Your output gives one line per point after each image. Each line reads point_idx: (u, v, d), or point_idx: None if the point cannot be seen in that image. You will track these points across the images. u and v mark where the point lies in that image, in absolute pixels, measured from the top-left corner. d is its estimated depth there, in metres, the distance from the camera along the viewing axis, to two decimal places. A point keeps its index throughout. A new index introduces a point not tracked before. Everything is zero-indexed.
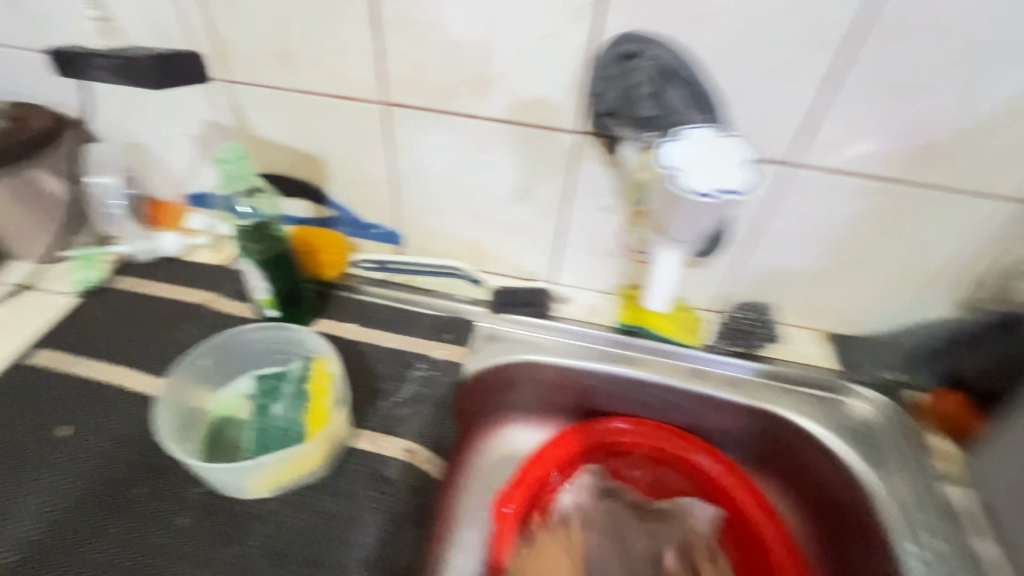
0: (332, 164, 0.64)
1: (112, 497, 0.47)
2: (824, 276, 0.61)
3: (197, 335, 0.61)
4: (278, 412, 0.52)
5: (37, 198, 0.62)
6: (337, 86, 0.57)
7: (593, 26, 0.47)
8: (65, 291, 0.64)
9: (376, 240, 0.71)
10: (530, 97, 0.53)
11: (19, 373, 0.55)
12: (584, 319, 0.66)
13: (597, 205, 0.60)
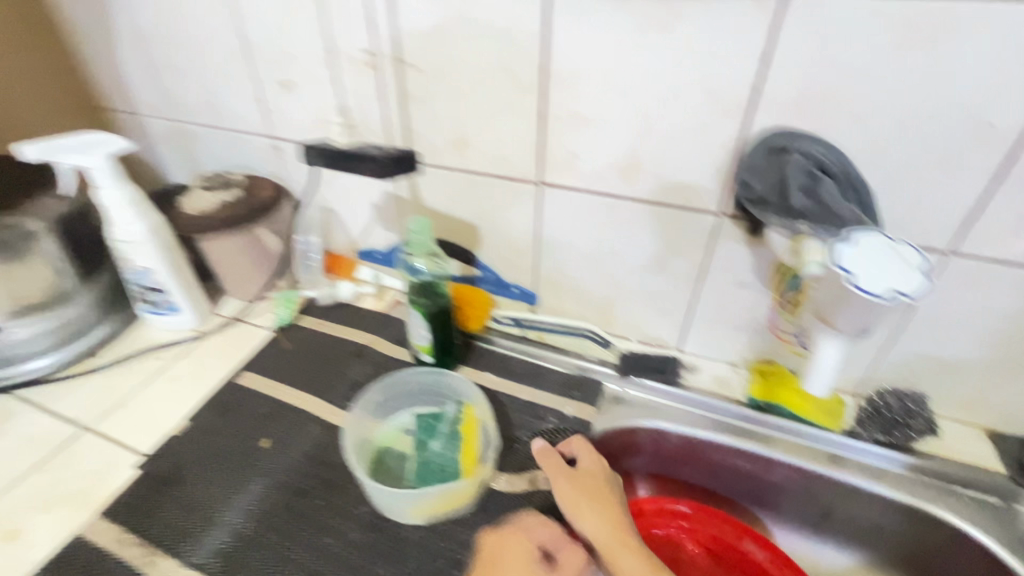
0: (486, 231, 0.74)
1: (300, 506, 0.56)
2: (990, 371, 0.57)
3: (365, 372, 0.71)
4: (436, 447, 0.60)
5: (257, 250, 0.77)
6: (502, 168, 0.66)
7: (744, 123, 0.52)
8: (265, 325, 0.78)
9: (514, 299, 0.79)
10: (676, 181, 0.58)
11: (234, 390, 0.68)
12: (712, 390, 0.67)
13: (733, 280, 0.63)
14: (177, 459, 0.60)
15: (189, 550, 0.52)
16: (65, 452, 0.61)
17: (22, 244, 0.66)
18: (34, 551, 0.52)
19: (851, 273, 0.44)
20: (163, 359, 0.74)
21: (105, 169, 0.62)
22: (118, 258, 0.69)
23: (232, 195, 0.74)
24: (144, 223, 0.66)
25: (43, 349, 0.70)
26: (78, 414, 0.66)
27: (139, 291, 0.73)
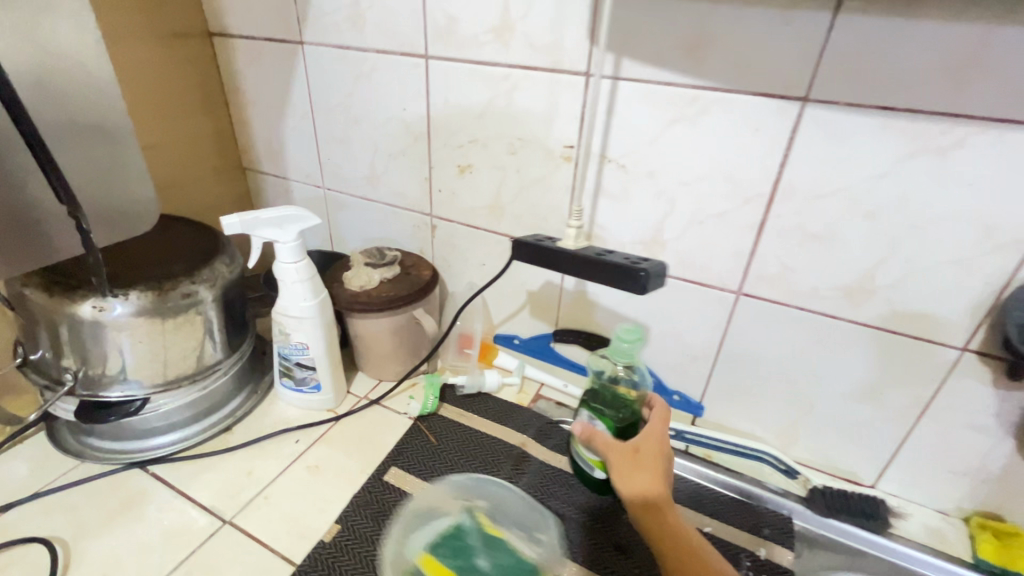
0: (658, 334, 0.69)
1: None
2: None
3: (522, 480, 0.64)
4: (485, 564, 0.52)
5: (407, 330, 0.73)
6: (697, 274, 0.62)
7: (1019, 261, 0.47)
8: (404, 411, 0.73)
9: (675, 409, 0.72)
10: (915, 310, 0.53)
11: (382, 488, 0.62)
12: (928, 544, 0.58)
13: (966, 422, 0.56)
14: (333, 574, 0.53)
15: None
16: (205, 549, 0.55)
17: (190, 314, 0.61)
18: None
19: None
20: (299, 441, 0.68)
21: (291, 246, 0.60)
22: (277, 331, 0.66)
23: (392, 273, 0.72)
24: (314, 299, 0.64)
25: (180, 421, 0.66)
26: (214, 500, 0.60)
27: (286, 365, 0.69)
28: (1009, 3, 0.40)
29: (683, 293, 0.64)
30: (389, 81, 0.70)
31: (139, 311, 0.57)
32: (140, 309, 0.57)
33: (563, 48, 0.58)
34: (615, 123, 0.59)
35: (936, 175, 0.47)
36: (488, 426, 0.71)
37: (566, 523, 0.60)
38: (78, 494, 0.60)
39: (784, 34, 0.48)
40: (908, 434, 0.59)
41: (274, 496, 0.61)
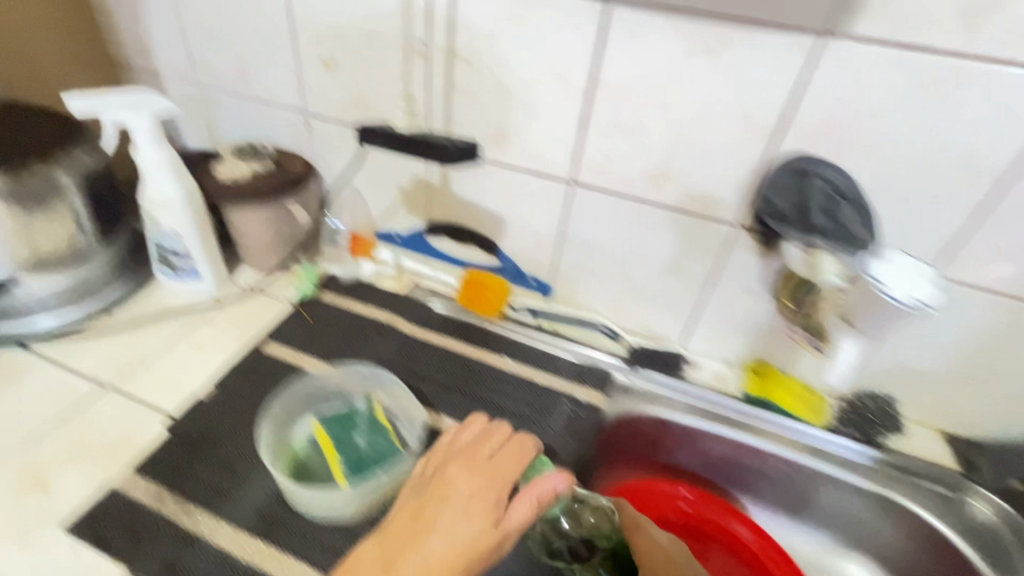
0: (512, 223, 0.77)
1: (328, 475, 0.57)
2: (951, 381, 0.66)
3: (387, 349, 0.73)
4: (361, 442, 0.57)
5: (282, 221, 0.78)
6: (538, 166, 0.70)
7: (770, 146, 0.58)
8: (284, 297, 0.79)
9: (530, 291, 0.83)
10: (700, 192, 0.64)
11: (257, 357, 0.69)
12: (711, 385, 0.74)
13: (740, 286, 0.69)
14: (206, 421, 0.61)
15: (226, 507, 0.53)
16: (87, 409, 0.61)
17: (55, 200, 0.65)
18: (65, 502, 0.52)
19: (887, 284, 0.51)
20: (181, 324, 0.73)
21: (147, 131, 0.62)
22: (147, 219, 0.69)
23: (264, 166, 0.75)
24: (180, 187, 0.67)
25: (57, 306, 0.69)
26: (96, 370, 0.66)
27: (162, 253, 0.73)
28: None
29: (528, 183, 0.73)
30: None
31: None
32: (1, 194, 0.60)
33: None
34: (458, 19, 0.63)
35: (710, 71, 0.56)
36: (363, 308, 0.79)
37: (422, 379, 0.70)
38: None
39: None
40: (702, 299, 0.72)
41: (155, 366, 0.67)
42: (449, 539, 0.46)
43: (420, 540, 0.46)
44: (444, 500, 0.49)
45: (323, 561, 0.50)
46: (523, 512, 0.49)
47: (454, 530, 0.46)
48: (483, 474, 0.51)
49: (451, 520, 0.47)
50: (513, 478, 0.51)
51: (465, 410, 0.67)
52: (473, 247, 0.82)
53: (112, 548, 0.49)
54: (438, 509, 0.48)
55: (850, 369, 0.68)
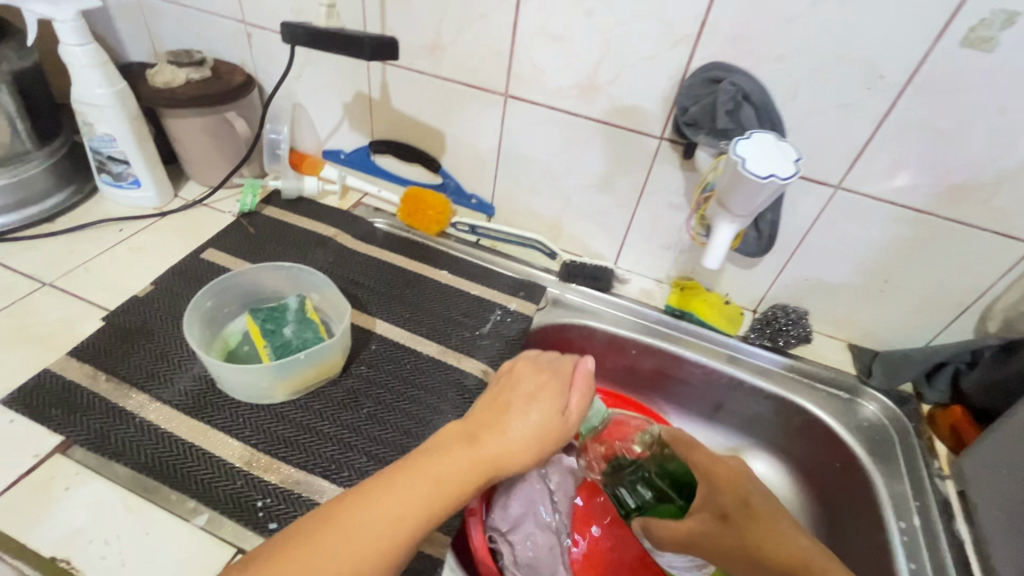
0: (451, 139, 0.78)
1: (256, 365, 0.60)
2: (858, 293, 0.70)
3: (327, 259, 0.76)
4: (289, 332, 0.60)
5: (222, 132, 0.78)
6: (472, 77, 0.71)
7: (689, 55, 0.59)
8: (228, 211, 0.81)
9: (472, 210, 0.85)
10: (627, 104, 0.65)
11: (196, 262, 0.71)
12: (638, 299, 0.78)
13: (667, 202, 0.71)
14: (141, 314, 0.63)
15: (159, 388, 0.56)
16: (26, 303, 0.63)
17: None
18: (2, 381, 0.55)
19: (745, 159, 0.48)
20: (123, 231, 0.75)
21: (70, 27, 0.62)
22: (80, 122, 0.69)
23: (200, 74, 0.75)
24: (110, 88, 0.67)
25: None
26: (36, 270, 0.68)
27: (100, 160, 0.73)
28: None
29: (464, 99, 0.73)
30: None
31: None
32: None
33: None
34: None
35: None
36: (308, 222, 0.81)
37: (358, 286, 0.73)
38: None
39: None
40: (632, 215, 0.75)
41: (95, 267, 0.69)
42: (527, 435, 0.47)
43: (502, 430, 0.46)
44: (526, 402, 0.49)
45: (248, 434, 0.54)
46: (572, 418, 0.50)
47: (527, 426, 0.47)
48: (545, 384, 0.51)
49: (522, 412, 0.48)
50: (567, 387, 0.52)
51: (398, 312, 0.70)
52: (416, 165, 0.83)
53: (45, 420, 0.52)
54: (519, 407, 0.48)
55: (725, 243, 0.56)
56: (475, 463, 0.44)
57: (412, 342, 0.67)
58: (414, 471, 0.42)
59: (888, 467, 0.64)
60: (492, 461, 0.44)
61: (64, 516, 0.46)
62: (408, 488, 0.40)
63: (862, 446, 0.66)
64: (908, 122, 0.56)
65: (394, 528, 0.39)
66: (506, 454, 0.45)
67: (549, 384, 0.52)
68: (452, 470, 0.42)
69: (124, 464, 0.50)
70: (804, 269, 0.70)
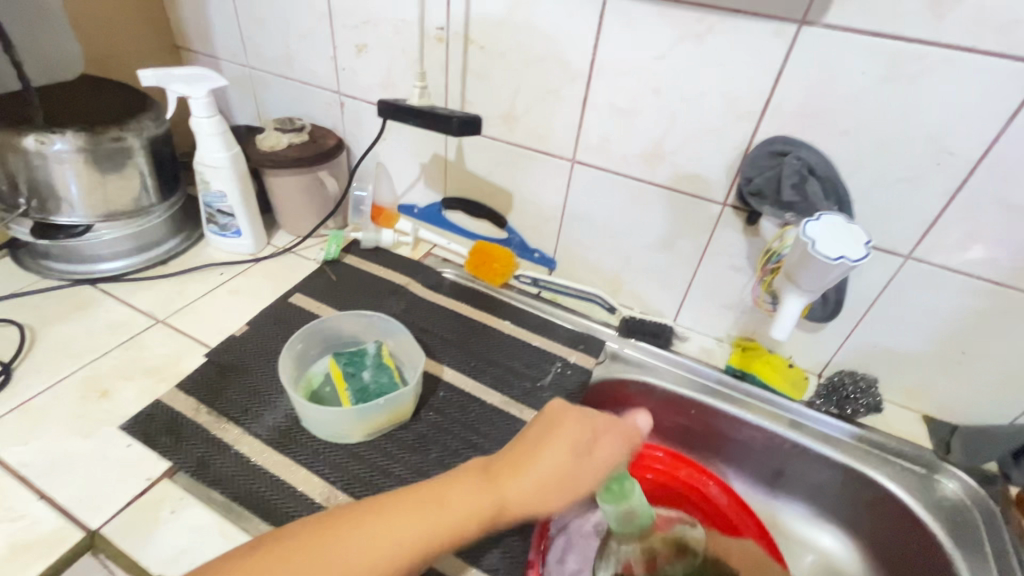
0: (519, 198, 0.84)
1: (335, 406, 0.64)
2: (933, 363, 0.68)
3: (399, 307, 0.81)
4: (367, 377, 0.65)
5: (314, 188, 0.87)
6: (543, 143, 0.76)
7: (753, 128, 0.62)
8: (313, 258, 0.89)
9: (534, 263, 0.89)
10: (690, 172, 0.69)
11: (285, 304, 0.79)
12: (698, 357, 0.78)
13: (728, 264, 0.73)
14: (238, 352, 0.70)
15: (251, 422, 0.62)
16: (141, 338, 0.72)
17: (123, 159, 0.75)
18: (120, 409, 0.62)
19: (814, 241, 0.50)
20: (223, 275, 0.84)
21: (202, 102, 0.73)
22: (199, 180, 0.80)
23: (300, 138, 0.85)
24: (227, 152, 0.77)
25: (122, 252, 0.80)
26: (152, 307, 0.77)
27: (210, 212, 0.83)
28: None
29: (533, 163, 0.79)
30: None
31: (77, 150, 0.70)
32: (78, 147, 0.70)
33: None
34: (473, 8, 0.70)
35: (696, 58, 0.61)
36: (383, 270, 0.88)
37: (428, 334, 0.77)
38: (40, 299, 0.76)
39: None
40: (693, 275, 0.77)
41: (200, 306, 0.78)
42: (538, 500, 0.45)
43: (517, 488, 0.45)
44: (563, 469, 0.46)
45: (327, 471, 0.58)
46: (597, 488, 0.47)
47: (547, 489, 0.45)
48: (571, 443, 0.47)
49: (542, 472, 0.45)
50: (599, 454, 0.47)
51: (464, 360, 0.74)
52: (484, 221, 0.89)
53: (155, 446, 0.58)
54: (545, 467, 0.46)
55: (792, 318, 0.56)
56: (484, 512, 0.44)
57: (477, 390, 0.70)
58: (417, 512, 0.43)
59: (972, 553, 0.60)
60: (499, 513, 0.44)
61: (169, 538, 0.52)
62: (420, 522, 0.43)
63: (941, 527, 0.63)
64: (983, 198, 0.56)
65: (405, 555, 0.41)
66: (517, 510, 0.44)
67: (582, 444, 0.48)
68: (451, 519, 0.43)
69: (221, 493, 0.55)
70: (872, 335, 0.69)
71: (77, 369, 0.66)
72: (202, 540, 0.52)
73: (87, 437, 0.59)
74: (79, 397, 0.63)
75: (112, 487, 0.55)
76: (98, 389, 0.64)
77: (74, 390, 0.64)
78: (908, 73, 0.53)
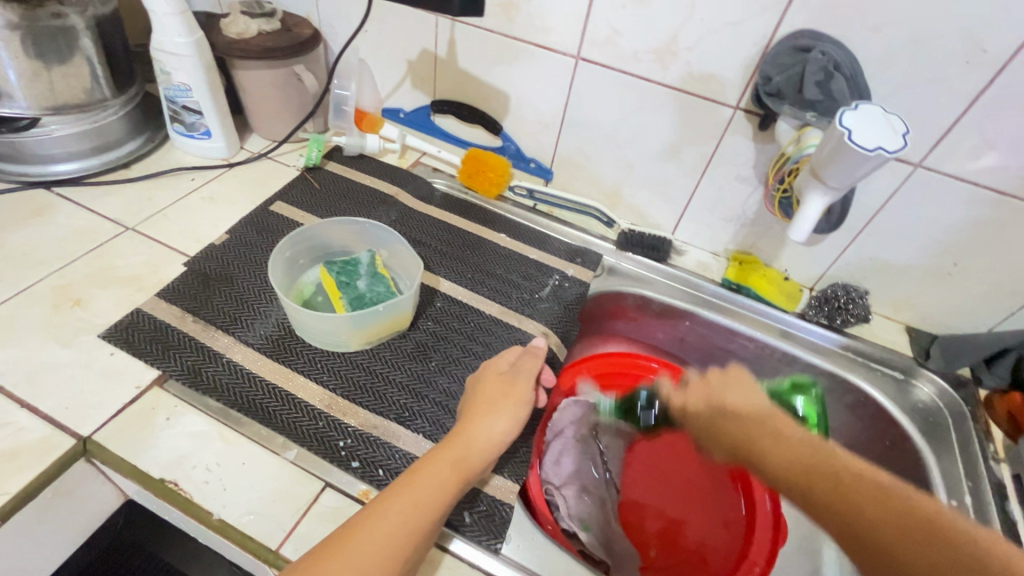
0: (517, 101, 0.78)
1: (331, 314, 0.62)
2: (926, 275, 0.69)
3: (390, 216, 0.77)
4: (362, 286, 0.62)
5: (290, 86, 0.79)
6: (544, 38, 0.70)
7: (778, 21, 0.58)
8: (293, 164, 0.82)
9: (531, 174, 0.85)
10: (704, 71, 0.64)
11: (266, 212, 0.73)
12: (695, 271, 0.78)
13: (734, 174, 0.71)
14: (220, 261, 0.66)
15: (243, 331, 0.59)
16: (110, 246, 0.66)
17: (66, 41, 0.65)
18: (99, 318, 0.59)
19: (851, 130, 0.48)
20: (195, 181, 0.77)
21: None
22: (159, 71, 0.71)
23: (271, 25, 0.75)
24: (190, 38, 0.68)
25: (77, 152, 0.73)
26: (119, 213, 0.71)
27: (174, 109, 0.75)
28: None
29: (534, 61, 0.73)
30: None
31: (9, 25, 0.60)
32: (10, 22, 0.60)
33: None
34: None
35: None
36: (371, 179, 0.82)
37: (422, 245, 0.74)
38: None
39: None
40: (697, 186, 0.74)
41: (174, 213, 0.72)
42: (501, 436, 0.50)
43: (476, 436, 0.49)
44: (486, 406, 0.52)
45: (326, 379, 0.57)
46: (530, 404, 0.54)
47: (499, 427, 0.51)
48: (503, 387, 0.54)
49: (491, 424, 0.51)
50: (521, 389, 0.54)
51: (461, 271, 0.72)
52: (478, 127, 0.84)
53: (142, 355, 0.56)
54: (483, 411, 0.51)
55: (814, 217, 0.56)
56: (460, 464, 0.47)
57: (474, 301, 0.69)
58: (368, 522, 0.41)
59: (941, 449, 0.65)
60: (470, 457, 0.48)
61: (169, 443, 0.50)
62: (389, 525, 0.41)
63: (913, 427, 0.67)
64: (1009, 101, 0.54)
65: (391, 555, 0.40)
66: (488, 449, 0.49)
67: (513, 388, 0.54)
68: (383, 514, 0.42)
69: (217, 400, 0.54)
70: (870, 248, 0.70)
71: (43, 277, 0.61)
72: (204, 444, 0.51)
73: (66, 346, 0.56)
74: (50, 304, 0.59)
75: (99, 396, 0.53)
76: (71, 296, 0.60)
77: (46, 298, 0.59)
78: None
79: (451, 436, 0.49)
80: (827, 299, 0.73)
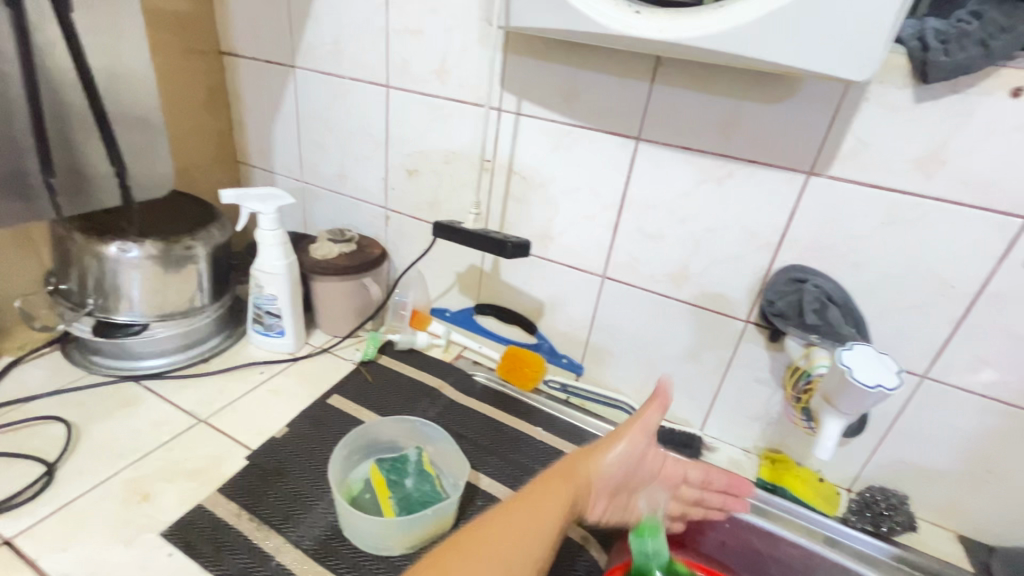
0: (551, 307, 0.89)
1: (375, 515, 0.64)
2: (961, 481, 0.70)
3: (434, 410, 0.83)
4: (409, 485, 0.66)
5: (357, 294, 0.93)
6: (576, 260, 0.84)
7: (772, 258, 0.70)
8: (349, 359, 0.92)
9: (563, 369, 0.92)
10: (714, 291, 0.75)
11: (324, 406, 0.81)
12: (727, 469, 0.79)
13: (752, 376, 0.77)
14: (279, 454, 0.71)
15: (293, 530, 0.62)
16: (182, 438, 0.72)
17: (188, 264, 0.80)
18: (163, 514, 0.62)
19: (851, 367, 0.55)
20: (263, 374, 0.86)
21: (271, 218, 0.81)
22: (254, 284, 0.85)
23: (349, 248, 0.92)
24: (285, 260, 0.83)
25: (169, 351, 0.84)
26: (193, 406, 0.78)
27: (259, 313, 0.88)
28: (748, 88, 0.63)
29: (567, 278, 0.86)
30: (357, 104, 0.91)
31: (149, 256, 0.76)
32: (151, 253, 0.76)
33: (480, 91, 0.79)
34: (518, 145, 0.80)
35: (721, 191, 0.70)
36: (418, 373, 0.90)
37: (463, 440, 0.79)
38: (85, 395, 0.77)
39: (622, 92, 0.69)
40: (720, 385, 0.80)
41: (242, 405, 0.79)
42: (615, 451, 0.61)
43: (593, 465, 0.60)
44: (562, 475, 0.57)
45: None
46: (644, 443, 0.62)
47: (614, 457, 0.61)
48: (634, 426, 0.61)
49: (606, 460, 0.61)
50: (636, 437, 0.61)
51: (499, 467, 0.75)
52: (515, 326, 0.94)
53: (196, 557, 0.58)
54: (600, 448, 0.62)
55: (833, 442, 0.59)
56: (562, 479, 0.58)
57: (514, 499, 0.70)
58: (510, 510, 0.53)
59: None
60: (576, 485, 0.58)
61: None
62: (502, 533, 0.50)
63: None
64: (988, 328, 0.62)
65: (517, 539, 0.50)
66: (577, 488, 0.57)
67: (629, 425, 0.63)
68: (523, 508, 0.54)
69: None
70: (898, 451, 0.72)
71: (120, 469, 0.67)
72: None
73: (129, 545, 0.58)
74: (121, 499, 0.63)
75: None
76: (141, 490, 0.64)
77: (120, 491, 0.64)
78: (909, 217, 0.61)
79: (584, 454, 0.63)
80: (867, 504, 0.72)
